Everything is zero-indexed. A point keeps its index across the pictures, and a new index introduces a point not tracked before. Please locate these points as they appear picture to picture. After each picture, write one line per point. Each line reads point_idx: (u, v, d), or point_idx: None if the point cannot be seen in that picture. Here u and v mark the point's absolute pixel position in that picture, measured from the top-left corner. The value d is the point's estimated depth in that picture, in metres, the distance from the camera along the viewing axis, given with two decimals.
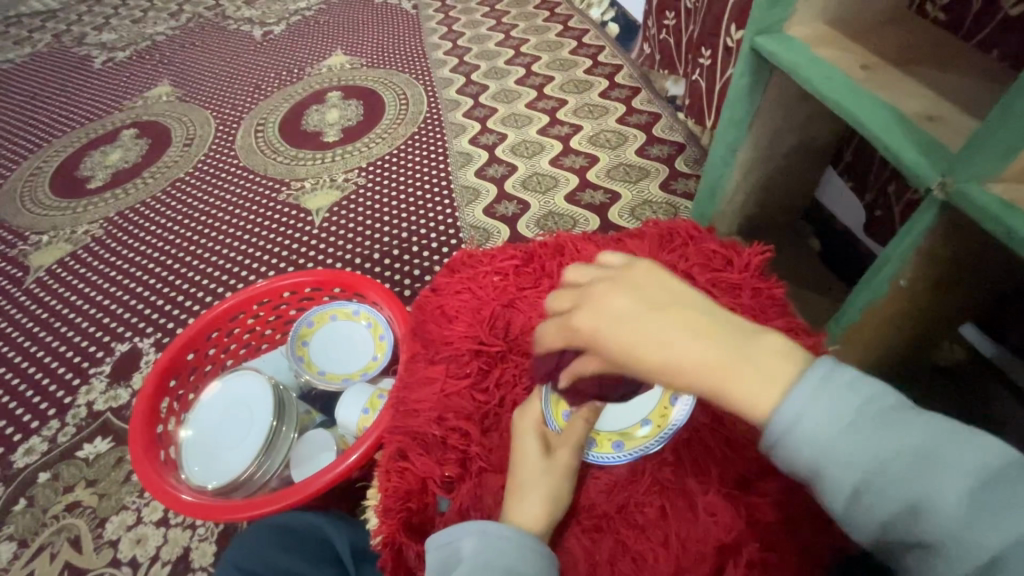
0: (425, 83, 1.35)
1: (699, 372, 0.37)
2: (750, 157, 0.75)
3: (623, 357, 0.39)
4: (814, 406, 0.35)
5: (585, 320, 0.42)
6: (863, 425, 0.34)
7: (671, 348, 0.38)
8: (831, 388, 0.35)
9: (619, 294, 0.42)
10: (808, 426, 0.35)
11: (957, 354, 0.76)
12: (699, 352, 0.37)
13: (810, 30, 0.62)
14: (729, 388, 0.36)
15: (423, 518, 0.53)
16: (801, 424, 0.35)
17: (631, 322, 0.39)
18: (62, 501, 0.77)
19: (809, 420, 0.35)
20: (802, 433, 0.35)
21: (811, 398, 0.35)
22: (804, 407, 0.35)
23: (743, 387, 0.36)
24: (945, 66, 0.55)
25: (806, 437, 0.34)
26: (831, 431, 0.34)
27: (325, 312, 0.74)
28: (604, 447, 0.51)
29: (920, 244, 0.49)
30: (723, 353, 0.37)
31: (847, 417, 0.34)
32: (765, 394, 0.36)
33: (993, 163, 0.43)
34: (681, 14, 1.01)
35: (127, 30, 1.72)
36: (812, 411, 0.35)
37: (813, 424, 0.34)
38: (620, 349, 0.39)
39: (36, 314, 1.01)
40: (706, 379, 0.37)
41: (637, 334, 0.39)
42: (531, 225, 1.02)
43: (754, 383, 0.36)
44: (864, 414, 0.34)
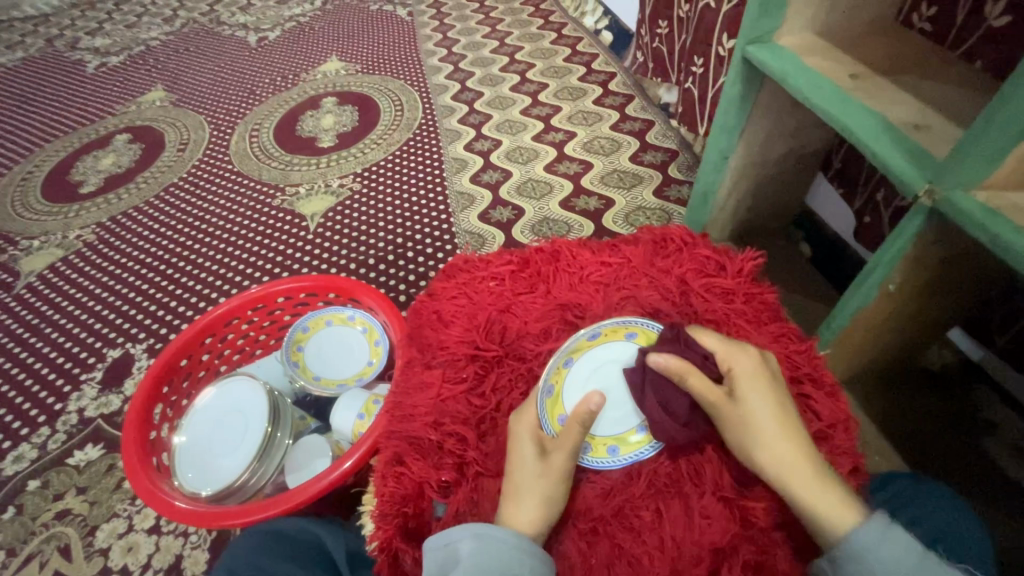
0: (420, 89, 1.36)
1: (797, 466, 0.45)
2: (742, 163, 0.76)
3: (748, 421, 0.47)
4: (887, 539, 0.42)
5: (739, 365, 0.50)
6: (923, 570, 0.41)
7: (790, 437, 0.47)
8: (899, 534, 0.43)
9: (765, 373, 0.50)
10: (879, 555, 0.42)
11: (946, 357, 0.77)
12: (803, 452, 0.46)
13: (799, 40, 0.63)
14: (817, 493, 0.44)
15: (418, 523, 0.52)
16: (874, 550, 0.42)
17: (773, 401, 0.48)
18: (52, 509, 0.76)
19: (880, 547, 0.42)
20: (873, 555, 0.42)
21: (885, 535, 0.42)
22: (879, 540, 0.42)
23: (827, 496, 0.44)
24: (931, 76, 0.57)
25: (876, 560, 0.41)
26: (900, 562, 0.41)
27: (321, 317, 0.74)
28: (598, 452, 0.52)
29: (909, 249, 0.50)
30: (822, 472, 0.46)
31: (914, 557, 0.42)
32: (843, 512, 0.44)
33: (979, 170, 0.44)
34: (672, 23, 1.03)
35: (120, 34, 1.71)
36: (884, 543, 0.42)
37: (884, 553, 0.42)
38: (750, 407, 0.48)
39: (27, 319, 1.00)
40: (799, 475, 0.45)
41: (771, 407, 0.48)
42: (526, 230, 1.03)
43: (837, 502, 0.44)
44: (925, 559, 0.42)
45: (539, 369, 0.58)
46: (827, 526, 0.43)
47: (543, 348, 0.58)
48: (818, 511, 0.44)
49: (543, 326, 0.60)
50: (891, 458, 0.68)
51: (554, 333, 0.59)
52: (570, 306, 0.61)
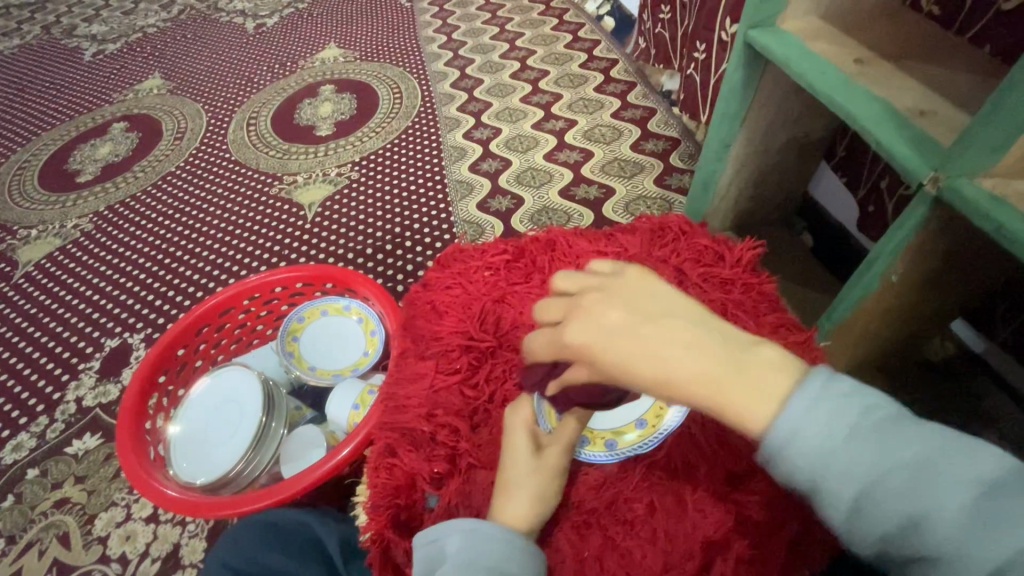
0: (419, 77, 1.34)
1: (692, 384, 0.34)
2: (744, 151, 0.75)
3: (611, 364, 0.36)
4: (810, 418, 0.32)
5: (576, 329, 0.39)
6: (866, 439, 0.32)
7: (667, 352, 0.35)
8: (830, 396, 0.32)
9: (609, 305, 0.39)
10: (807, 438, 0.32)
11: (948, 349, 0.76)
12: (691, 359, 0.34)
13: (802, 24, 0.62)
14: (725, 398, 0.33)
15: (411, 514, 0.53)
16: (800, 433, 0.32)
17: (628, 337, 0.36)
18: (51, 497, 0.76)
19: (807, 431, 0.32)
20: (799, 445, 0.32)
21: (812, 407, 0.32)
22: (803, 418, 0.32)
23: (739, 398, 0.33)
24: (937, 61, 0.55)
25: (804, 447, 0.32)
26: (831, 444, 0.32)
27: (315, 307, 0.74)
28: (597, 446, 0.51)
29: (912, 239, 0.49)
30: (717, 367, 0.34)
31: (847, 428, 0.32)
32: (762, 408, 0.33)
33: (985, 158, 0.42)
34: (675, 8, 1.01)
35: (117, 21, 1.69)
36: (810, 423, 0.32)
37: (813, 436, 0.32)
38: (610, 362, 0.36)
39: (25, 309, 1.00)
40: (695, 392, 0.34)
41: (626, 338, 0.36)
42: (525, 220, 1.01)
43: (748, 397, 0.33)
44: (861, 426, 0.32)
45: None
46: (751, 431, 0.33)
47: None
48: (733, 422, 0.33)
49: None
50: None
51: None
52: None
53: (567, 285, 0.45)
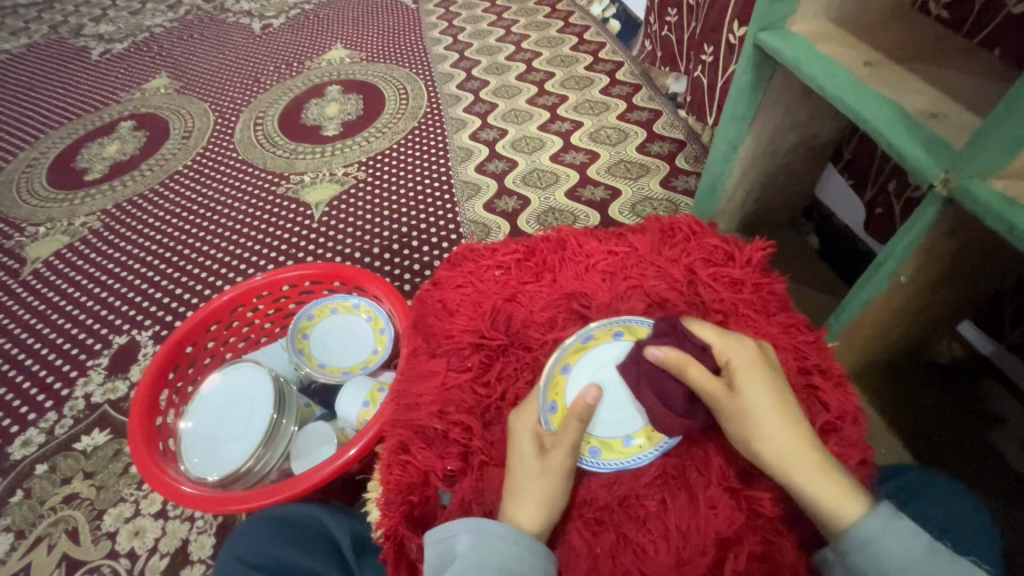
0: (425, 78, 1.35)
1: (796, 451, 0.44)
2: (751, 153, 0.75)
3: (749, 394, 0.47)
4: (892, 531, 0.41)
5: (738, 354, 0.49)
6: (935, 561, 0.40)
7: (790, 427, 0.45)
8: (908, 522, 0.41)
9: (762, 369, 0.49)
10: (889, 543, 0.40)
11: (956, 350, 0.76)
12: (804, 436, 0.45)
13: (812, 27, 0.62)
14: (817, 481, 0.43)
15: (424, 511, 0.53)
16: (883, 542, 0.41)
17: (772, 389, 0.47)
18: (59, 493, 0.77)
19: (888, 539, 0.41)
20: (881, 548, 0.40)
21: (891, 525, 0.41)
22: (885, 530, 0.41)
23: (829, 483, 0.43)
24: (947, 64, 0.56)
25: (883, 552, 0.40)
26: (907, 552, 0.40)
27: (326, 306, 0.74)
28: (652, 441, 0.51)
29: (924, 239, 0.49)
30: (819, 458, 0.45)
31: (922, 547, 0.40)
32: (845, 501, 0.43)
33: (997, 159, 0.43)
34: (682, 11, 1.01)
35: (124, 21, 1.70)
36: (893, 533, 0.41)
37: (893, 546, 0.40)
38: (750, 393, 0.47)
39: (34, 305, 1.00)
40: (798, 459, 0.44)
41: (769, 399, 0.46)
42: (531, 220, 1.02)
43: (840, 490, 0.43)
44: (934, 552, 0.40)
45: (546, 358, 0.57)
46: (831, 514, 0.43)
47: (549, 337, 0.58)
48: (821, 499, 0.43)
49: (549, 316, 0.59)
50: (898, 451, 0.68)
51: (560, 322, 0.59)
52: (578, 295, 0.60)
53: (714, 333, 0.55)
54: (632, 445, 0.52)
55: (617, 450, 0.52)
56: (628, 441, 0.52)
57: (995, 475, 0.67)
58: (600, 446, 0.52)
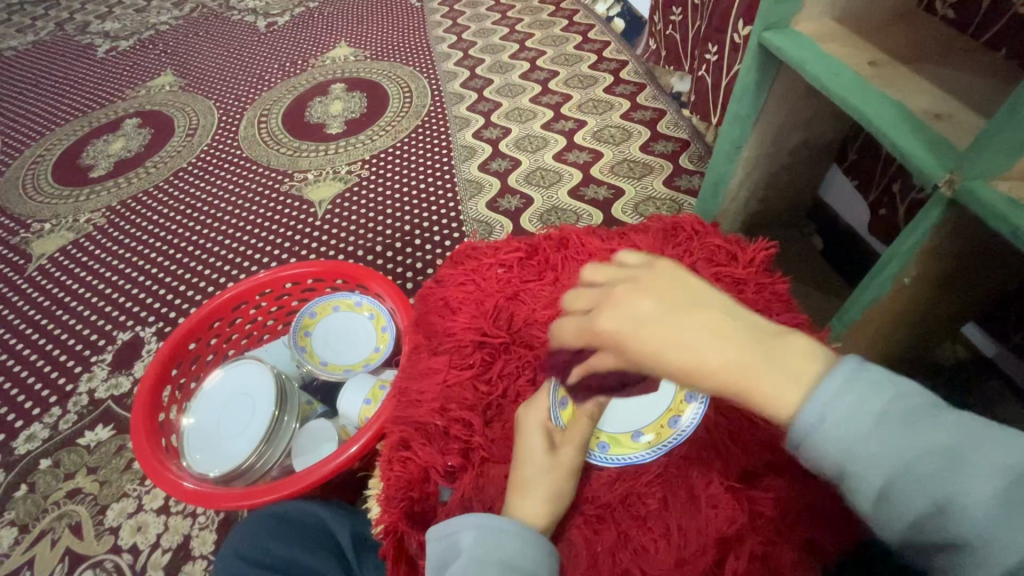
0: (429, 76, 1.35)
1: (719, 372, 0.35)
2: (755, 153, 0.74)
3: (637, 353, 0.38)
4: (838, 404, 0.32)
5: (600, 320, 0.41)
6: (891, 427, 0.32)
7: (690, 340, 0.36)
8: (859, 384, 0.32)
9: (635, 293, 0.41)
10: (836, 422, 0.32)
11: (959, 353, 0.76)
12: (720, 348, 0.36)
13: (816, 26, 0.62)
14: (757, 384, 0.34)
15: (424, 508, 0.53)
16: (829, 418, 0.32)
17: (653, 329, 0.38)
18: (63, 487, 0.77)
19: (834, 415, 0.32)
20: (828, 428, 0.32)
21: (837, 396, 0.32)
22: (830, 402, 0.32)
23: (769, 379, 0.34)
24: (952, 64, 0.55)
25: (832, 434, 0.32)
26: (855, 428, 0.32)
27: (328, 303, 0.74)
28: (660, 437, 0.51)
29: (927, 240, 0.49)
30: (746, 360, 0.35)
31: (873, 414, 0.32)
32: (787, 389, 0.34)
33: (1002, 160, 0.42)
34: (687, 10, 1.00)
35: (130, 19, 1.71)
36: (840, 404, 0.32)
37: (842, 421, 0.32)
38: (637, 351, 0.38)
39: (39, 301, 1.01)
40: (728, 380, 0.35)
41: (652, 325, 0.38)
42: (534, 219, 1.02)
43: (774, 378, 0.34)
44: (890, 414, 0.32)
45: None
46: (779, 415, 0.34)
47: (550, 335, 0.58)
48: (757, 403, 0.34)
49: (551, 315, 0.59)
50: None
51: None
52: None
53: (592, 275, 0.47)
54: (641, 441, 0.52)
55: (626, 446, 0.51)
56: (637, 437, 0.52)
57: None
58: (609, 441, 0.52)
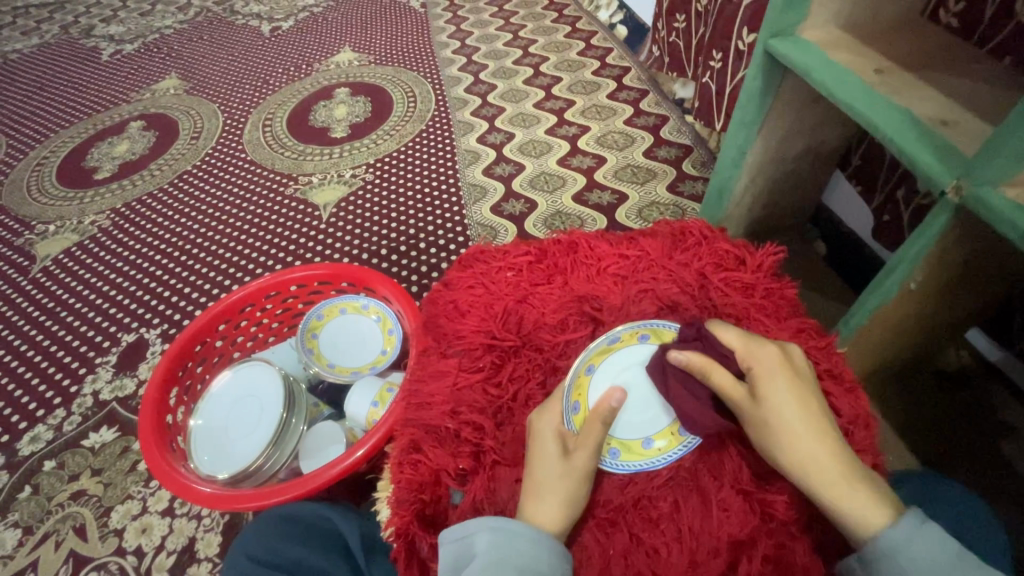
0: (433, 81, 1.36)
1: (820, 461, 0.44)
2: (760, 158, 0.75)
3: (774, 402, 0.46)
4: (921, 540, 0.40)
5: (761, 359, 0.48)
6: (963, 570, 0.39)
7: (817, 437, 0.44)
8: (937, 529, 0.40)
9: (789, 369, 0.48)
10: (918, 554, 0.39)
11: (964, 359, 0.76)
12: (832, 447, 0.44)
13: (822, 34, 0.62)
14: (845, 492, 0.42)
15: (436, 510, 0.52)
16: (915, 555, 0.39)
17: (796, 397, 0.46)
18: (67, 489, 0.77)
19: (919, 551, 0.40)
20: (911, 561, 0.39)
21: (919, 535, 0.40)
22: (915, 543, 0.40)
23: (857, 495, 0.42)
24: (958, 71, 0.56)
25: (916, 567, 0.39)
26: (935, 562, 0.39)
27: (335, 305, 0.74)
28: (671, 444, 0.51)
29: (934, 247, 0.50)
30: (846, 469, 0.43)
31: (950, 555, 0.39)
32: (871, 511, 0.42)
33: (1009, 166, 0.43)
34: (691, 17, 1.01)
35: (135, 22, 1.72)
36: (924, 541, 0.40)
37: (924, 553, 0.39)
38: (773, 402, 0.46)
39: (43, 303, 1.01)
40: (824, 470, 0.43)
41: (798, 405, 0.45)
42: (538, 223, 1.02)
43: (863, 497, 0.42)
44: (962, 559, 0.39)
45: (557, 360, 0.58)
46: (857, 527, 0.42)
47: (560, 339, 0.58)
48: (846, 509, 0.42)
49: (560, 318, 0.59)
50: (906, 458, 0.67)
51: (572, 325, 0.59)
52: (588, 297, 0.60)
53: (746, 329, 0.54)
54: (652, 447, 0.52)
55: (636, 452, 0.51)
56: (647, 443, 0.52)
57: (1004, 484, 0.67)
58: (620, 447, 0.52)
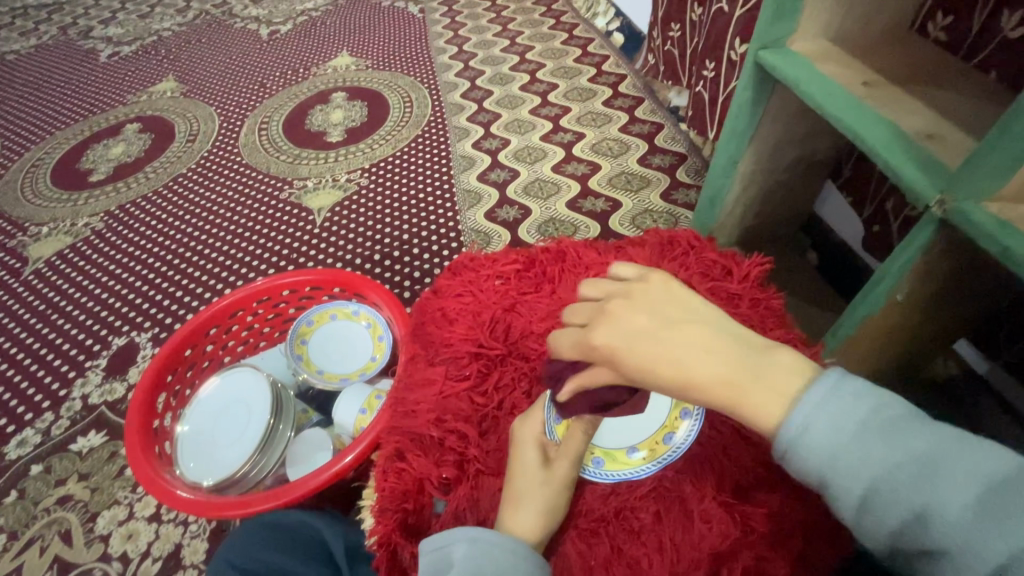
0: (430, 87, 1.36)
1: (709, 387, 0.38)
2: (751, 168, 0.75)
3: (637, 369, 0.40)
4: (818, 414, 0.35)
5: (600, 335, 0.42)
6: (868, 437, 0.34)
7: (694, 364, 0.38)
8: (836, 396, 0.36)
9: (633, 310, 0.42)
10: (817, 434, 0.35)
11: (951, 369, 0.77)
12: (712, 364, 0.38)
13: (812, 46, 0.63)
14: (746, 400, 0.37)
15: (418, 519, 0.53)
16: (810, 429, 0.35)
17: (653, 344, 0.39)
18: (54, 494, 0.77)
19: (814, 425, 0.35)
20: (809, 440, 0.35)
21: (818, 409, 0.35)
22: (813, 413, 0.35)
23: (757, 394, 0.37)
24: (944, 86, 0.56)
25: (814, 442, 0.35)
26: (835, 439, 0.35)
27: (325, 311, 0.74)
28: (654, 454, 0.51)
29: (918, 259, 0.50)
30: (732, 372, 0.37)
31: (853, 425, 0.35)
32: (771, 404, 0.36)
33: (991, 182, 0.43)
34: (685, 27, 1.02)
35: (133, 24, 1.72)
36: (822, 417, 0.35)
37: (822, 432, 0.35)
38: (638, 365, 0.40)
39: (34, 305, 1.00)
40: (717, 393, 0.37)
41: (658, 336, 0.40)
42: (532, 230, 1.03)
43: (762, 393, 0.37)
44: (867, 425, 0.35)
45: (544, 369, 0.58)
46: (762, 426, 0.37)
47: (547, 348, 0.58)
48: (746, 412, 0.37)
49: (548, 327, 0.59)
50: None
51: None
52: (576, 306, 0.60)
53: (591, 290, 0.48)
54: (636, 457, 0.51)
55: (620, 462, 0.51)
56: (632, 452, 0.51)
57: None
58: (604, 457, 0.52)
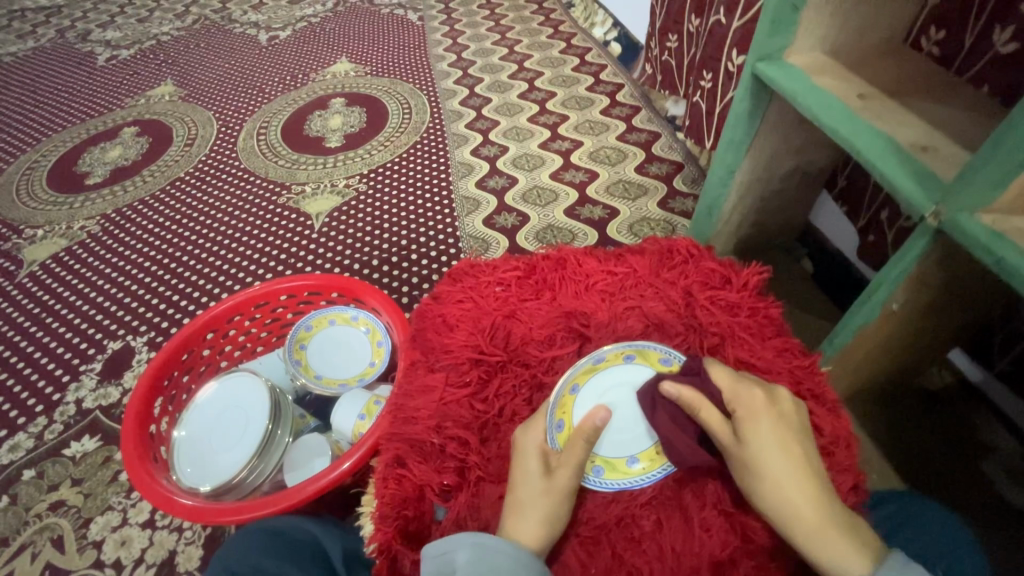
0: (429, 94, 1.37)
1: (801, 505, 0.44)
2: (748, 178, 0.76)
3: (757, 455, 0.46)
4: None
5: (743, 406, 0.48)
6: None
7: (800, 483, 0.45)
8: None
9: (780, 411, 0.49)
10: None
11: (947, 378, 0.78)
12: (813, 493, 0.44)
13: (809, 59, 0.64)
14: (824, 537, 0.43)
15: (418, 526, 0.52)
16: None
17: (780, 445, 0.46)
18: (46, 499, 0.76)
19: None
20: None
21: None
22: None
23: (834, 540, 0.43)
24: (938, 99, 0.57)
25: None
26: None
27: (325, 317, 0.74)
28: (655, 464, 0.51)
29: (914, 269, 0.51)
30: (827, 511, 0.44)
31: None
32: (846, 552, 0.42)
33: (985, 194, 0.44)
34: (682, 38, 1.03)
35: (132, 28, 1.73)
36: None
37: None
38: (758, 451, 0.46)
39: (29, 309, 1.00)
40: (806, 516, 0.44)
41: (781, 451, 0.46)
42: (530, 237, 1.03)
43: (844, 544, 0.42)
44: None
45: (543, 376, 0.58)
46: (840, 572, 0.42)
47: (547, 355, 0.58)
48: (832, 552, 0.42)
49: (548, 333, 0.60)
50: (890, 477, 0.68)
51: (559, 340, 0.59)
52: (576, 313, 0.61)
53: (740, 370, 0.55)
54: (635, 467, 0.52)
55: (621, 471, 0.52)
56: (632, 462, 0.52)
57: (985, 503, 0.68)
58: (604, 465, 0.52)
